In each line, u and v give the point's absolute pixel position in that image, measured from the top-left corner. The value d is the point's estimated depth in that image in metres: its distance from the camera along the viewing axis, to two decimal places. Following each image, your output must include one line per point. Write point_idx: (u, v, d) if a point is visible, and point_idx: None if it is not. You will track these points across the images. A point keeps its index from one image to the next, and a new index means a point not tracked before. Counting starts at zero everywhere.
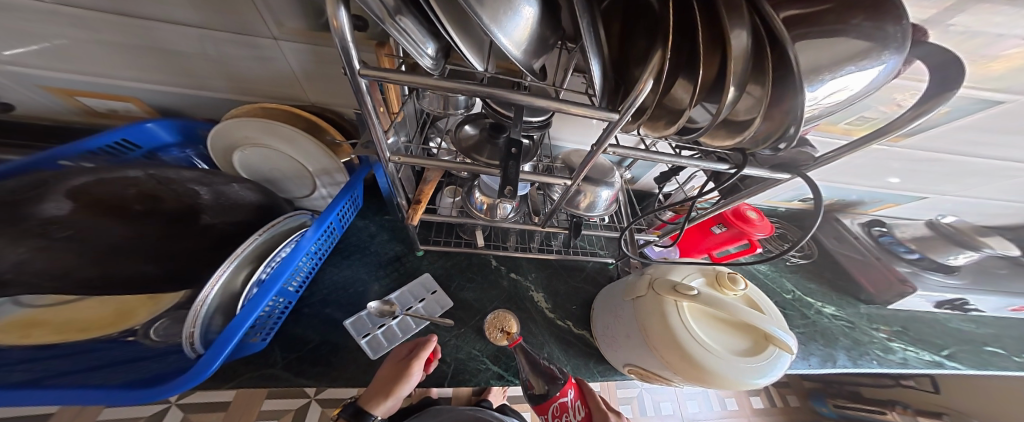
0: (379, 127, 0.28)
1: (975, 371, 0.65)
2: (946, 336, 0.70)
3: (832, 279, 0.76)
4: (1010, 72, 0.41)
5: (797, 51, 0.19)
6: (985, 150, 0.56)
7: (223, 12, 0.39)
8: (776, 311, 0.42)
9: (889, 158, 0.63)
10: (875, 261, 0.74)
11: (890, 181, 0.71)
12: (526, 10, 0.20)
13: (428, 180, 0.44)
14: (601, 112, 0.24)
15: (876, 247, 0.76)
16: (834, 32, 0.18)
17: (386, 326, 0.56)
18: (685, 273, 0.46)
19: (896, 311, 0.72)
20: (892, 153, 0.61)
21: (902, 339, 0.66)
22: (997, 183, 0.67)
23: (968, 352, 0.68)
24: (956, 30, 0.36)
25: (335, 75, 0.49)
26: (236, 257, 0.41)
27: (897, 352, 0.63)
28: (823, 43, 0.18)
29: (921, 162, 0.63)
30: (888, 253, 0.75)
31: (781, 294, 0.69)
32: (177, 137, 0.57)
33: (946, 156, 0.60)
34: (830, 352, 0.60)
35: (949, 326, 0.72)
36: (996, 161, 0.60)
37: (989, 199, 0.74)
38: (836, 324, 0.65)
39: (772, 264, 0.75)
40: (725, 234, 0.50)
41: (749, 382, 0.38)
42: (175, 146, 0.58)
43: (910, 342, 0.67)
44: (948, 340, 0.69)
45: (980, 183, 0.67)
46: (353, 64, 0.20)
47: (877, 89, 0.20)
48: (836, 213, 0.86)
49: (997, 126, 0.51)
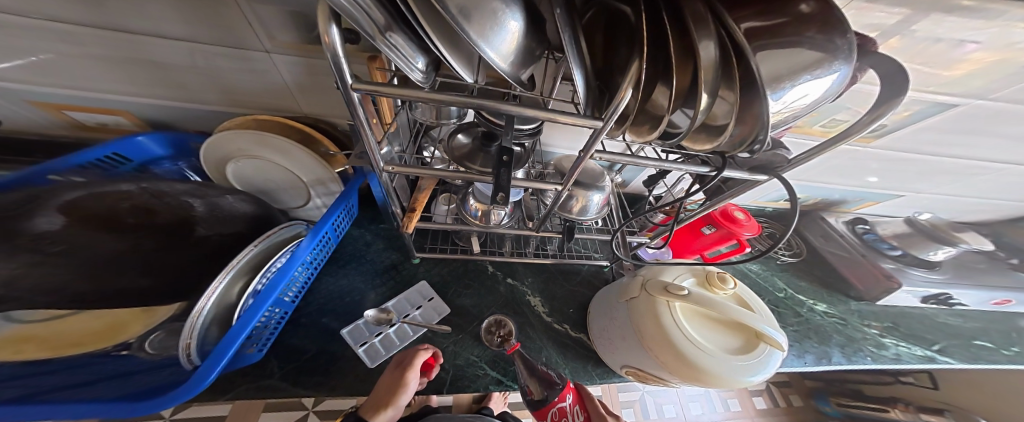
0: (372, 138, 0.28)
1: (966, 365, 0.65)
2: (935, 331, 0.71)
3: (822, 277, 0.77)
4: (965, 76, 0.43)
5: (761, 61, 0.20)
6: (953, 150, 0.59)
7: (214, 25, 0.40)
8: (766, 310, 0.43)
9: (865, 158, 0.65)
10: (861, 258, 0.76)
11: (869, 180, 0.73)
12: (511, 24, 0.21)
13: (422, 189, 0.44)
14: (585, 119, 0.25)
15: (861, 245, 0.78)
16: (793, 43, 0.19)
17: (383, 334, 0.56)
18: (676, 273, 0.47)
19: (887, 306, 0.73)
20: (868, 154, 0.63)
21: (893, 335, 0.67)
22: (971, 181, 0.69)
23: (959, 347, 0.69)
24: (919, 34, 0.38)
25: (328, 86, 0.50)
26: (231, 267, 0.41)
27: (890, 348, 0.64)
28: (785, 52, 0.19)
29: (895, 162, 0.65)
30: (872, 250, 0.78)
31: (774, 292, 0.70)
32: (168, 149, 0.57)
33: (921, 157, 0.61)
34: (824, 350, 0.61)
35: (939, 321, 0.73)
36: (965, 160, 0.62)
37: (964, 197, 0.77)
38: (829, 322, 0.66)
39: (762, 263, 0.76)
40: (715, 235, 0.51)
41: (742, 380, 0.39)
42: (167, 159, 0.58)
43: (902, 338, 0.68)
44: (938, 334, 0.70)
45: (951, 181, 0.70)
46: (345, 79, 0.21)
47: (836, 96, 0.21)
48: (821, 212, 0.88)
49: (962, 127, 0.53)
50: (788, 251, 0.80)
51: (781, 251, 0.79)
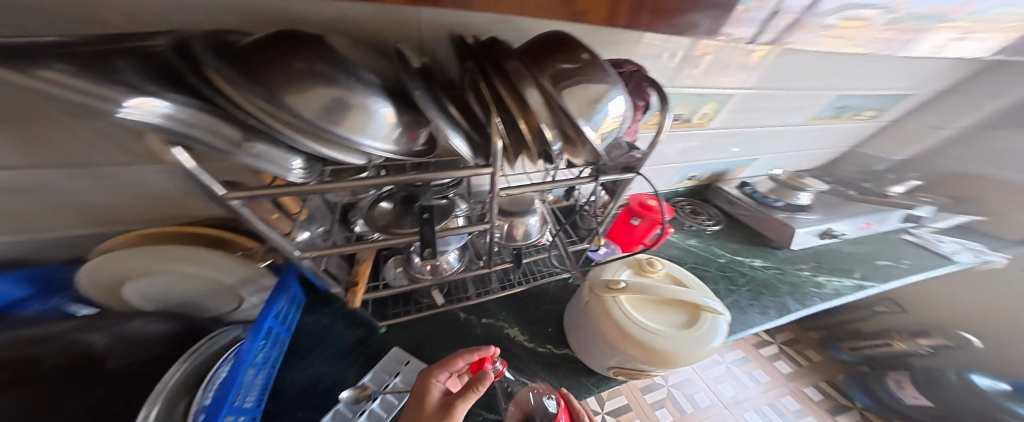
0: (276, 232, 0.30)
1: (885, 286, 0.74)
2: (851, 262, 0.80)
3: (746, 236, 0.85)
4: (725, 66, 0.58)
5: (572, 97, 0.26)
6: (759, 117, 0.75)
7: (58, 154, 0.40)
8: (697, 280, 0.47)
9: (715, 136, 0.77)
10: (762, 214, 0.83)
11: (729, 152, 0.86)
12: (384, 111, 0.23)
13: (362, 260, 0.47)
14: (474, 167, 0.29)
15: (757, 204, 0.85)
16: (585, 82, 0.26)
17: (368, 411, 0.53)
18: (617, 269, 0.51)
19: (809, 248, 0.83)
20: (717, 131, 0.76)
21: (823, 273, 0.75)
22: (793, 132, 0.87)
23: (873, 270, 0.79)
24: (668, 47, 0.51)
25: (193, 194, 0.53)
26: (161, 390, 0.39)
27: (826, 285, 0.71)
28: (582, 89, 0.26)
29: (733, 134, 0.79)
30: (765, 207, 0.84)
31: (716, 259, 0.76)
32: (29, 287, 0.49)
33: (745, 126, 0.76)
34: (778, 301, 0.65)
35: (845, 252, 0.84)
36: (774, 122, 0.79)
37: (799, 146, 0.95)
38: (770, 274, 0.72)
39: (699, 237, 0.82)
40: (643, 224, 0.58)
41: (698, 351, 0.41)
42: (34, 298, 0.49)
43: (829, 273, 0.76)
44: (854, 265, 0.80)
45: (776, 139, 0.87)
46: (213, 191, 0.23)
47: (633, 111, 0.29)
48: (715, 184, 0.95)
49: (753, 101, 0.69)
50: (714, 222, 0.87)
51: (708, 222, 0.86)
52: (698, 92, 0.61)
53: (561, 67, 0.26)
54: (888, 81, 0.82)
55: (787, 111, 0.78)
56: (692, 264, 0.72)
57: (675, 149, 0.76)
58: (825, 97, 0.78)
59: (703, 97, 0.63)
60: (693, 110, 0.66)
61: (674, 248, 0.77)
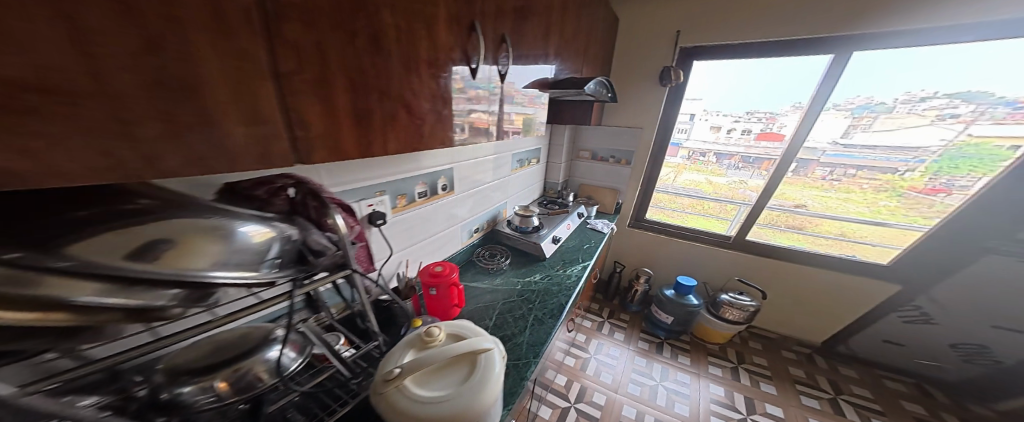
0: None
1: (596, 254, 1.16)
2: (582, 249, 1.17)
3: (525, 260, 1.07)
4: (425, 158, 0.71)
5: (104, 239, 0.18)
6: (482, 180, 1.01)
7: None
8: (469, 325, 0.49)
9: (463, 201, 0.92)
10: (524, 240, 1.08)
11: (483, 207, 1.07)
12: None
13: None
14: None
15: (520, 235, 1.11)
16: (158, 219, 0.21)
17: None
18: (399, 356, 0.45)
19: (561, 248, 1.17)
20: (464, 197, 0.92)
21: (572, 265, 1.05)
22: (507, 185, 1.21)
23: (592, 241, 1.25)
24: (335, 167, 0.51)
25: None
26: None
27: (574, 274, 1.00)
28: (130, 232, 0.19)
29: (474, 196, 0.99)
30: (524, 235, 1.11)
31: (514, 288, 0.91)
32: None
33: (480, 187, 0.99)
34: (557, 302, 0.85)
35: (579, 243, 1.23)
36: (495, 182, 1.11)
37: (526, 187, 1.41)
38: (545, 282, 0.94)
39: (501, 274, 0.97)
40: (441, 291, 0.66)
41: (493, 379, 0.41)
42: None
43: (574, 264, 1.06)
44: (585, 251, 1.16)
45: (506, 189, 1.21)
46: None
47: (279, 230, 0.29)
48: (497, 226, 1.17)
49: (468, 173, 0.91)
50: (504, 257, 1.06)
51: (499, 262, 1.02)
52: (419, 176, 0.70)
53: (109, 211, 0.20)
54: (525, 149, 1.28)
55: (494, 171, 1.09)
56: (501, 301, 0.84)
57: (439, 221, 0.82)
58: (508, 158, 1.17)
59: (428, 179, 0.73)
60: (428, 189, 0.73)
61: (481, 295, 0.86)
